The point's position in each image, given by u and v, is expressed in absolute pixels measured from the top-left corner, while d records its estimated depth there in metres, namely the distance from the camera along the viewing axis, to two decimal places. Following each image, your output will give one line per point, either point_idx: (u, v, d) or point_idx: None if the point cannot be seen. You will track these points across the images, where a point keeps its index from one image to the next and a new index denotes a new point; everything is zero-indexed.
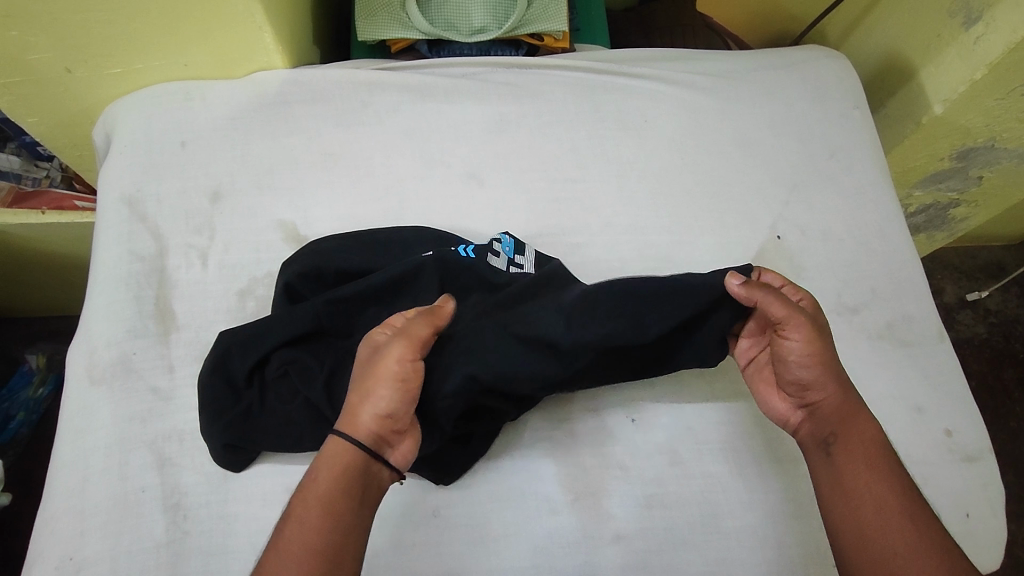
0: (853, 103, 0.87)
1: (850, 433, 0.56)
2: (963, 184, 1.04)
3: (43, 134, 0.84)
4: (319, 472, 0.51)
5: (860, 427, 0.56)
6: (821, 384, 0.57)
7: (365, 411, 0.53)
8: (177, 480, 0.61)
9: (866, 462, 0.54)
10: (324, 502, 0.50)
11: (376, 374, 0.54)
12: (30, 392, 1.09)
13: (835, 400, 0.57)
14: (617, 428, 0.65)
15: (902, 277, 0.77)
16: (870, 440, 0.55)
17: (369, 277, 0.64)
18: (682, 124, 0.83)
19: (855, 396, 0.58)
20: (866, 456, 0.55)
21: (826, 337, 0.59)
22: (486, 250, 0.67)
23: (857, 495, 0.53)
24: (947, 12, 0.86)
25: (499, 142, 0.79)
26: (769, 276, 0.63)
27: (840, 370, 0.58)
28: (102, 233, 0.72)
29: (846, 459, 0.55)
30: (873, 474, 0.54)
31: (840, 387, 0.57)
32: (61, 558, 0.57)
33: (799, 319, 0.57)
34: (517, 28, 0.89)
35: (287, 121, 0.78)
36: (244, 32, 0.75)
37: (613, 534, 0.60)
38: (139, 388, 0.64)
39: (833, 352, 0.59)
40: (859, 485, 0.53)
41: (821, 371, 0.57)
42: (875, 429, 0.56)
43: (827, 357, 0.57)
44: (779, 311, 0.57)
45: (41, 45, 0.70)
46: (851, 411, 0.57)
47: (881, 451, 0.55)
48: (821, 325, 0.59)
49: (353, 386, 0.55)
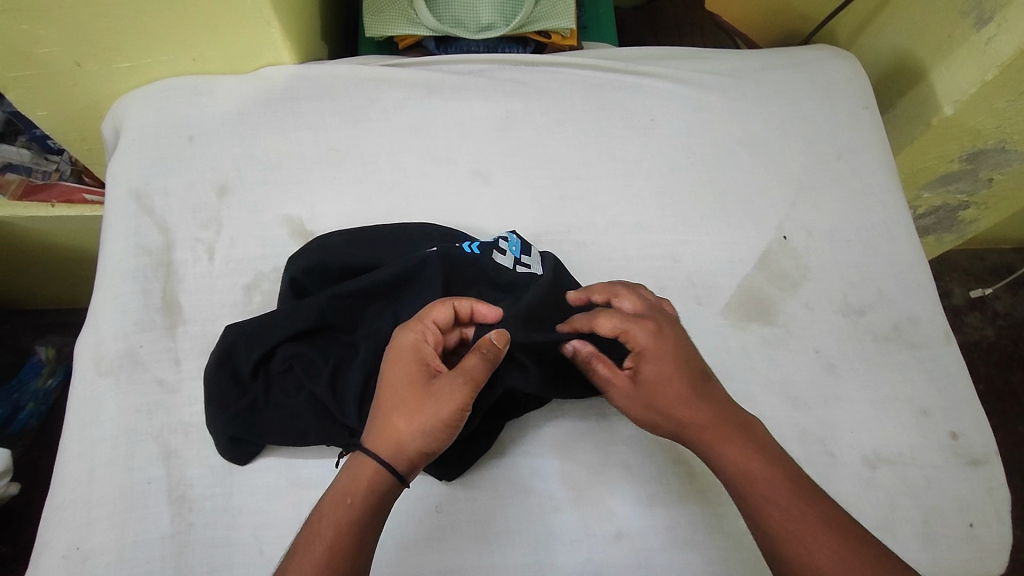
0: (861, 103, 0.87)
1: (724, 459, 0.55)
2: (973, 186, 1.04)
3: (53, 128, 0.85)
4: (348, 486, 0.51)
5: (732, 446, 0.55)
6: (677, 430, 0.57)
7: (409, 438, 0.52)
8: (182, 472, 0.61)
9: (761, 479, 0.53)
10: (351, 518, 0.50)
11: (431, 412, 0.52)
12: (39, 382, 1.11)
13: (702, 432, 0.56)
14: (621, 428, 0.65)
15: (909, 278, 0.76)
16: (746, 455, 0.54)
17: (374, 273, 0.65)
18: (688, 123, 0.83)
19: (724, 414, 0.56)
20: (751, 475, 0.53)
21: (657, 380, 0.57)
22: (492, 247, 0.67)
23: (762, 515, 0.52)
24: (959, 12, 0.85)
25: (505, 139, 0.79)
26: (602, 326, 0.60)
27: (691, 394, 0.56)
28: (110, 226, 0.73)
29: (739, 482, 0.54)
30: (766, 488, 0.52)
31: (703, 411, 0.56)
32: (68, 547, 0.58)
33: (612, 382, 0.59)
34: (526, 26, 0.89)
35: (294, 116, 0.78)
36: (252, 27, 0.75)
37: (615, 532, 0.60)
38: (145, 380, 0.64)
39: (673, 387, 0.57)
40: (763, 502, 0.52)
41: (665, 413, 0.57)
42: (750, 440, 0.55)
43: (666, 406, 0.57)
44: (597, 381, 0.60)
45: (51, 39, 0.71)
46: (724, 430, 0.55)
47: (761, 462, 0.54)
48: (642, 374, 0.58)
49: (400, 409, 0.53)
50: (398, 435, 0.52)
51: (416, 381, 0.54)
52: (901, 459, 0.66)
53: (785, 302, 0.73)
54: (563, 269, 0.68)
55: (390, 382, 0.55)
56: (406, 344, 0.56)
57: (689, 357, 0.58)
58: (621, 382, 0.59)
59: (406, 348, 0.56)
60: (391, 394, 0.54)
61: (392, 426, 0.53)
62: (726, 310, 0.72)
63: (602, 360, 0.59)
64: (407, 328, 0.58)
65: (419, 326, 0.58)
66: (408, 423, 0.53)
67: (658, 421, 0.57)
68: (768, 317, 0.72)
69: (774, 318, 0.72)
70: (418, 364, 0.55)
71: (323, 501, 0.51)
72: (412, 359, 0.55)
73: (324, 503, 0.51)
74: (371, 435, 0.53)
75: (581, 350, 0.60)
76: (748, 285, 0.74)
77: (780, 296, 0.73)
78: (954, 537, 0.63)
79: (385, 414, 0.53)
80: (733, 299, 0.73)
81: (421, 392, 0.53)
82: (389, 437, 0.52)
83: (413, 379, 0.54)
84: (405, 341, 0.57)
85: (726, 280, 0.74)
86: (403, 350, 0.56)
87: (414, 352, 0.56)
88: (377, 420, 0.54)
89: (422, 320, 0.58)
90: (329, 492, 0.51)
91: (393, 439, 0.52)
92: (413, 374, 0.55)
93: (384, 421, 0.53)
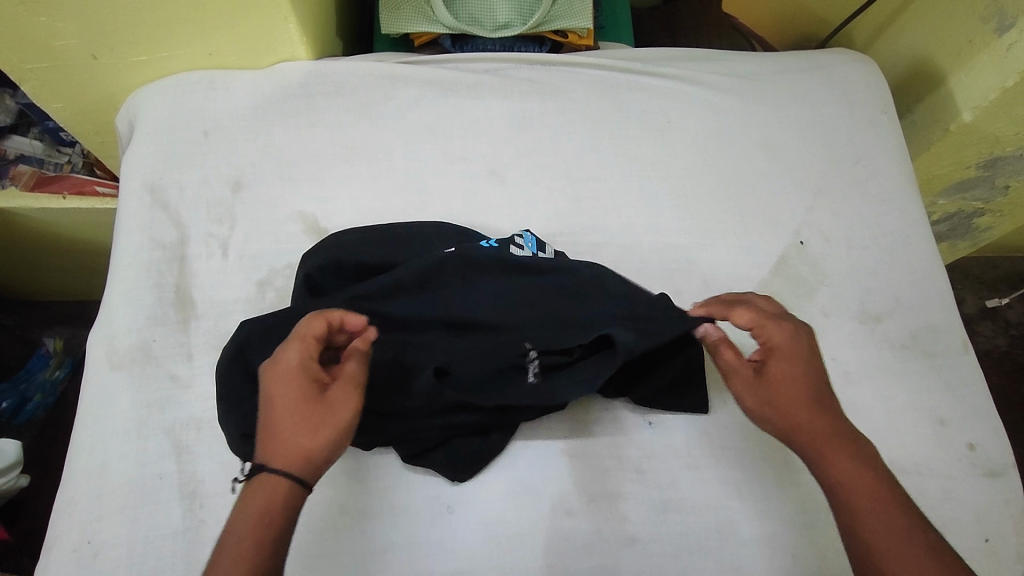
0: (880, 109, 0.86)
1: (831, 469, 0.55)
2: (989, 193, 1.03)
3: (67, 120, 0.85)
4: (259, 506, 0.49)
5: (839, 457, 0.55)
6: (787, 430, 0.57)
7: (315, 453, 0.51)
8: (194, 468, 0.61)
9: (867, 492, 0.53)
10: (271, 537, 0.48)
11: (330, 422, 0.52)
12: (46, 373, 1.11)
13: (809, 437, 0.56)
14: (634, 431, 0.65)
15: (927, 286, 0.75)
16: (853, 466, 0.54)
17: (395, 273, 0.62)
18: (705, 126, 0.82)
19: (839, 424, 0.56)
20: (853, 486, 0.53)
21: (784, 378, 0.58)
22: (508, 242, 0.67)
23: (860, 529, 0.52)
24: (980, 18, 0.84)
25: (521, 139, 0.79)
26: (738, 317, 0.60)
27: (813, 397, 0.57)
28: (124, 220, 0.72)
29: (842, 493, 0.54)
30: (874, 506, 0.52)
31: (817, 416, 0.56)
32: (79, 541, 0.58)
33: (735, 369, 0.59)
34: (542, 25, 0.89)
35: (309, 112, 0.78)
36: (269, 23, 0.75)
37: (628, 537, 0.60)
38: (159, 375, 0.64)
39: (798, 389, 0.57)
40: (864, 517, 0.52)
41: (778, 410, 0.57)
42: (858, 454, 0.55)
43: (785, 405, 0.57)
44: (721, 365, 0.60)
45: (68, 31, 0.71)
46: (833, 440, 0.55)
47: (870, 479, 0.54)
48: (768, 369, 0.59)
49: (295, 428, 0.51)
50: (302, 451, 0.51)
51: (304, 398, 0.52)
52: (917, 470, 0.65)
53: (802, 308, 0.72)
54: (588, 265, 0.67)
55: (277, 405, 0.52)
56: (286, 363, 0.53)
57: (818, 364, 0.59)
58: (747, 373, 0.59)
59: (287, 367, 0.53)
60: (282, 417, 0.51)
61: (291, 446, 0.51)
62: None
63: (730, 346, 0.60)
64: (285, 346, 0.53)
65: (297, 341, 0.53)
66: (309, 438, 0.51)
67: (773, 417, 0.57)
68: None
69: None
70: (303, 381, 0.52)
71: (231, 528, 0.49)
72: (296, 377, 0.52)
73: (233, 528, 0.49)
74: (271, 459, 0.51)
75: (710, 332, 0.61)
76: (764, 290, 0.73)
77: (796, 301, 0.73)
78: (971, 549, 0.63)
79: (279, 436, 0.51)
80: None
81: (315, 407, 0.52)
82: (290, 455, 0.51)
83: (302, 398, 0.52)
84: (286, 360, 0.53)
85: (742, 285, 0.73)
86: (283, 369, 0.53)
87: (297, 368, 0.53)
88: (272, 444, 0.51)
89: (298, 336, 0.53)
90: (236, 516, 0.49)
91: (297, 456, 0.51)
92: (301, 391, 0.52)
93: (281, 442, 0.51)
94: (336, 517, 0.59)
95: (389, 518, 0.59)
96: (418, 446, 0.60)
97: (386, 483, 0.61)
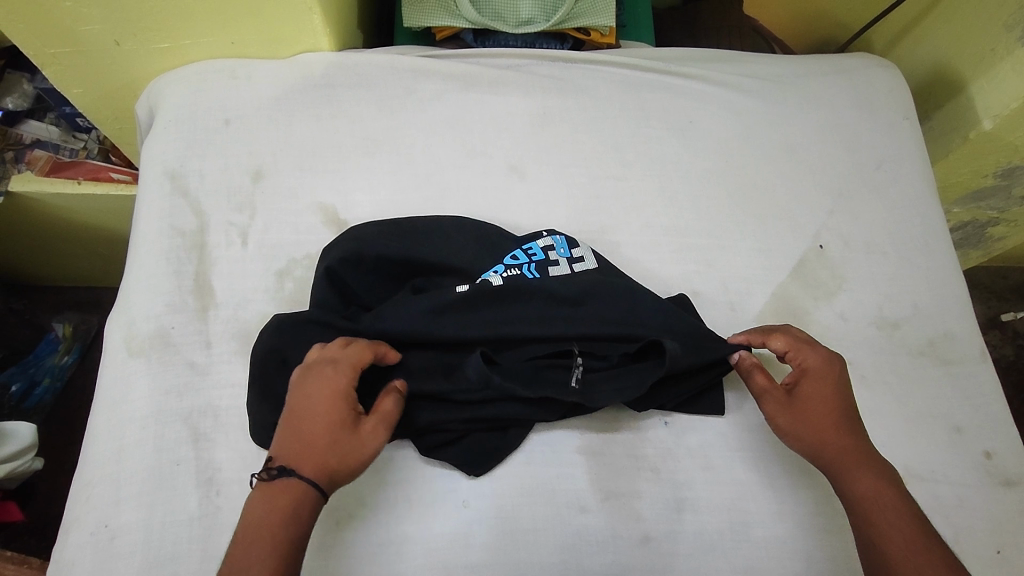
0: (902, 114, 0.86)
1: (854, 483, 0.56)
2: (1005, 203, 1.02)
3: (87, 106, 0.85)
4: (281, 512, 0.50)
5: (863, 474, 0.56)
6: (815, 446, 0.59)
7: (338, 475, 0.53)
8: (211, 456, 0.61)
9: (891, 507, 0.55)
10: (290, 548, 0.50)
11: (359, 450, 0.54)
12: (54, 359, 1.12)
13: (836, 454, 0.58)
14: (649, 431, 0.65)
15: (945, 293, 0.75)
16: (877, 483, 0.56)
17: (434, 293, 0.64)
18: (726, 128, 0.82)
19: (864, 445, 0.58)
20: (877, 501, 0.55)
21: (814, 398, 0.60)
22: (547, 263, 0.68)
23: (879, 537, 0.53)
24: (1004, 26, 0.84)
25: (541, 135, 0.79)
26: (774, 342, 0.64)
27: (842, 417, 0.60)
28: (144, 206, 0.73)
29: (863, 506, 0.55)
30: (893, 517, 0.54)
31: (845, 435, 0.59)
32: (96, 524, 0.58)
33: (767, 391, 0.61)
34: (565, 22, 0.88)
35: (330, 102, 0.78)
36: (294, 13, 0.75)
37: (642, 536, 0.60)
38: (177, 362, 0.64)
39: (828, 408, 0.60)
40: (886, 530, 0.53)
41: (808, 428, 0.59)
42: (881, 473, 0.57)
43: (814, 423, 0.59)
44: (751, 389, 0.63)
45: (94, 17, 0.71)
46: (858, 457, 0.57)
47: (892, 494, 0.55)
48: (799, 390, 0.61)
49: (326, 450, 0.53)
50: (328, 469, 0.53)
51: (340, 423, 0.54)
52: (934, 477, 0.65)
53: (820, 312, 0.72)
54: (613, 274, 0.69)
55: (314, 422, 0.54)
56: (333, 386, 0.55)
57: (847, 390, 0.62)
58: (781, 395, 0.61)
59: (332, 390, 0.55)
60: (317, 437, 0.54)
61: (319, 467, 0.53)
62: (760, 317, 0.71)
63: (762, 371, 0.63)
64: (333, 370, 0.56)
65: (346, 368, 0.56)
66: (336, 457, 0.53)
67: (802, 434, 0.59)
68: (802, 326, 0.71)
69: (808, 328, 0.71)
70: (344, 406, 0.55)
71: (247, 531, 0.50)
72: (338, 401, 0.55)
73: (251, 529, 0.50)
74: (300, 468, 0.52)
75: (745, 358, 0.64)
76: (783, 294, 0.73)
77: (814, 305, 0.73)
78: (987, 558, 0.62)
79: (311, 451, 0.53)
80: (767, 306, 0.72)
81: (352, 433, 0.55)
82: (316, 474, 0.52)
83: (339, 423, 0.54)
84: (334, 384, 0.55)
85: (762, 287, 0.73)
86: (325, 390, 0.55)
87: (340, 393, 0.55)
88: (299, 456, 0.53)
89: (347, 363, 0.57)
90: (258, 517, 0.50)
91: (322, 471, 0.53)
92: (338, 415, 0.55)
93: (309, 455, 0.53)
94: (351, 508, 0.59)
95: (404, 510, 0.59)
96: (437, 439, 0.61)
97: (402, 475, 0.61)
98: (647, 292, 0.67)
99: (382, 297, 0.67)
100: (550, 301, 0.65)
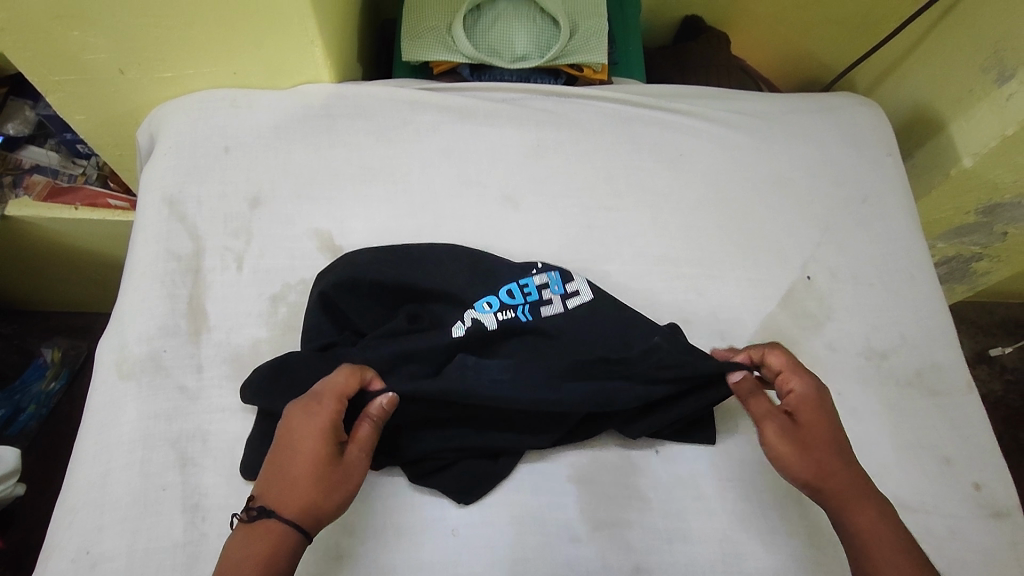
0: (886, 151, 0.88)
1: (851, 515, 0.56)
2: (987, 239, 1.04)
3: (89, 132, 0.86)
4: (268, 550, 0.50)
5: (860, 509, 0.56)
6: (819, 479, 0.57)
7: (322, 512, 0.52)
8: (198, 481, 0.60)
9: (889, 542, 0.55)
10: None
11: (345, 487, 0.53)
12: (42, 385, 1.10)
13: (836, 486, 0.57)
14: (642, 461, 0.65)
15: (931, 325, 0.76)
16: (872, 517, 0.56)
17: (434, 336, 0.63)
18: (715, 162, 0.84)
19: (859, 478, 0.58)
20: (874, 537, 0.55)
21: (817, 426, 0.59)
22: (540, 304, 0.67)
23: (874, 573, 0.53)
24: (981, 69, 0.87)
25: (535, 166, 0.81)
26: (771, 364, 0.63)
27: (846, 450, 0.59)
28: (141, 230, 0.73)
29: (860, 541, 0.55)
30: (891, 552, 0.54)
31: (845, 468, 0.58)
32: (78, 551, 0.57)
33: (770, 416, 0.60)
34: (559, 58, 0.91)
35: (328, 132, 0.80)
36: (296, 47, 0.77)
37: (633, 566, 0.59)
38: (167, 385, 0.64)
39: (829, 438, 0.59)
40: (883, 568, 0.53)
41: (810, 459, 0.58)
42: (878, 507, 0.57)
43: (817, 453, 0.58)
44: (753, 413, 0.60)
45: (101, 46, 0.73)
46: (858, 491, 0.57)
47: (888, 527, 0.55)
48: (801, 415, 0.60)
49: (310, 486, 0.52)
50: (310, 505, 0.52)
51: (325, 460, 0.53)
52: (925, 507, 0.65)
53: (808, 341, 0.73)
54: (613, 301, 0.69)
55: (296, 456, 0.53)
56: (318, 419, 0.54)
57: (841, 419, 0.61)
58: (784, 421, 0.59)
59: (317, 423, 0.54)
60: (298, 472, 0.52)
61: (303, 503, 0.52)
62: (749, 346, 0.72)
63: (762, 395, 0.61)
64: (320, 404, 0.55)
65: (332, 400, 0.55)
66: (321, 495, 0.52)
67: (805, 466, 0.58)
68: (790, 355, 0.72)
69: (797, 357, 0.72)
70: (326, 439, 0.54)
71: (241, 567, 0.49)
72: (322, 436, 0.54)
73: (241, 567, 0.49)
74: (282, 507, 0.51)
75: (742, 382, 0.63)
76: (772, 323, 0.74)
77: (803, 335, 0.74)
78: None
79: (297, 489, 0.52)
80: (757, 336, 0.73)
81: (335, 469, 0.53)
82: (302, 509, 0.51)
83: (321, 458, 0.53)
84: (319, 417, 0.54)
85: (751, 317, 0.74)
86: (312, 424, 0.54)
87: (324, 426, 0.54)
88: (283, 495, 0.52)
89: (332, 398, 0.55)
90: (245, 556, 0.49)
91: (306, 507, 0.52)
92: (323, 452, 0.53)
93: (298, 493, 0.52)
94: (340, 537, 0.58)
95: (393, 539, 0.59)
96: (433, 466, 0.61)
97: (392, 504, 0.60)
98: (638, 321, 0.68)
99: (376, 322, 0.68)
100: (542, 330, 0.66)
